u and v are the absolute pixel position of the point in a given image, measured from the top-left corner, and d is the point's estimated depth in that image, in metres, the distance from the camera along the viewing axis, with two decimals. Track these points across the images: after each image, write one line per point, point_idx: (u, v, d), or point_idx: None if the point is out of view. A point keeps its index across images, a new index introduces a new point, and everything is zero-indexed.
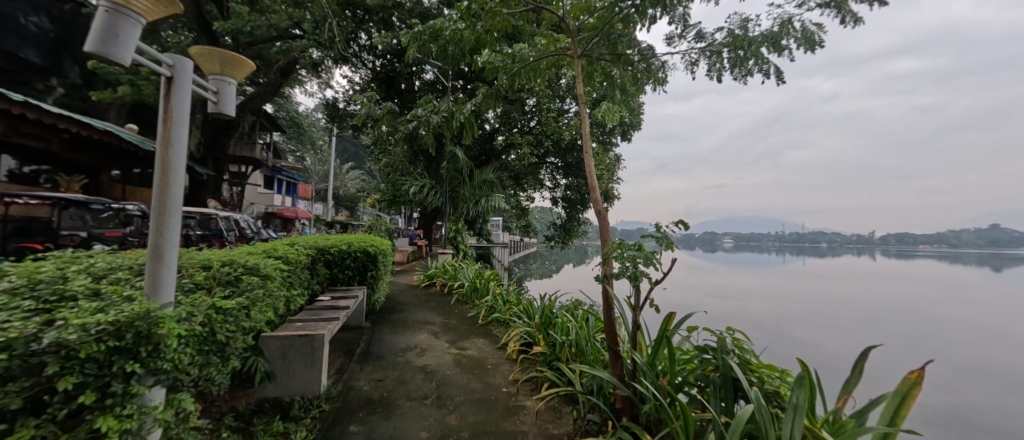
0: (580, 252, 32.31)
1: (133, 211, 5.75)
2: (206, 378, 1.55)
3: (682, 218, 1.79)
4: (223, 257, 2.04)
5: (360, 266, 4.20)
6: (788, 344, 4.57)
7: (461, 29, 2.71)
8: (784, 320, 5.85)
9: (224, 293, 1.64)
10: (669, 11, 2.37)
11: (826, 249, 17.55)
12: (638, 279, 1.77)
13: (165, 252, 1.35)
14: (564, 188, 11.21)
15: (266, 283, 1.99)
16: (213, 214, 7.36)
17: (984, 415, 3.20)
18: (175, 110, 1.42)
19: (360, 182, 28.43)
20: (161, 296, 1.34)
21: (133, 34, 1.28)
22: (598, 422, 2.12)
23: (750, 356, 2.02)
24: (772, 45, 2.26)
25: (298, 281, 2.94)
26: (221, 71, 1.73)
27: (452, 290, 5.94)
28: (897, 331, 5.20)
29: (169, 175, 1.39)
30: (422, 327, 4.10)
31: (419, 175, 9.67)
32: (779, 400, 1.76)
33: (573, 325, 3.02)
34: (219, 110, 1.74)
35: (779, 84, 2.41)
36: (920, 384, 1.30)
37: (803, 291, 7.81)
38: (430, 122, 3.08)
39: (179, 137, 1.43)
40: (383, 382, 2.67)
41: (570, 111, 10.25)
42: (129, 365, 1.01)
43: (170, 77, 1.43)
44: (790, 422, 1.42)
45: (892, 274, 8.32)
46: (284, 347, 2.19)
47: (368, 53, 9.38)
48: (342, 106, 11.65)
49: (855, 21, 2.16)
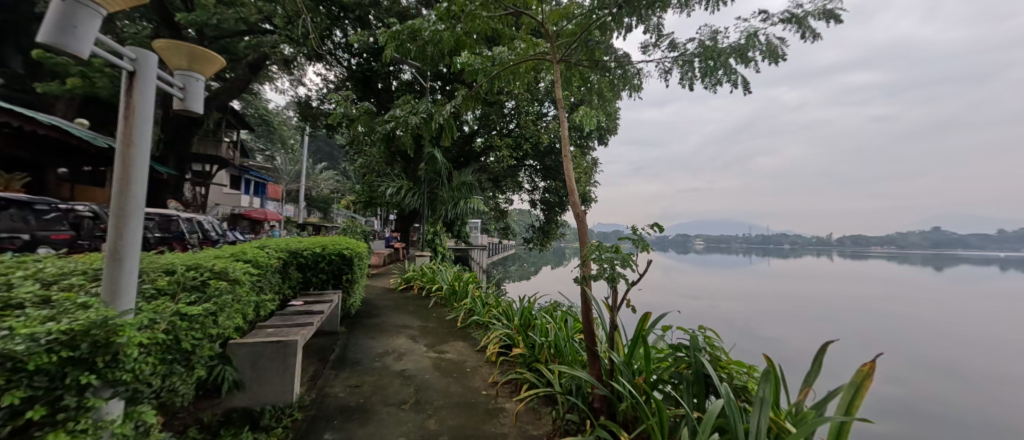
0: (559, 253, 32.61)
1: (84, 212, 5.34)
2: (170, 390, 1.46)
3: (657, 221, 1.84)
4: (189, 261, 1.93)
5: (335, 270, 4.07)
6: (756, 341, 4.82)
7: (440, 30, 2.69)
8: (751, 318, 6.14)
9: (190, 299, 1.56)
10: (644, 20, 2.46)
11: (788, 252, 18.56)
12: (615, 280, 1.81)
13: (125, 256, 1.27)
14: (543, 191, 11.32)
15: (235, 288, 1.90)
16: (173, 215, 6.99)
17: (927, 405, 3.54)
18: (137, 106, 1.34)
19: (334, 183, 27.48)
20: (120, 304, 1.25)
21: (92, 25, 1.19)
22: (576, 422, 2.17)
23: (721, 353, 2.12)
24: (740, 56, 2.39)
25: (268, 285, 2.82)
26: (188, 66, 1.64)
27: (430, 293, 5.88)
28: (854, 330, 5.59)
29: (130, 173, 1.30)
30: (400, 331, 4.02)
31: (397, 176, 9.54)
32: (747, 395, 1.85)
33: (552, 326, 3.06)
34: (185, 107, 1.64)
35: (746, 94, 2.54)
36: (872, 375, 1.39)
37: (770, 290, 8.22)
38: (409, 123, 3.03)
39: (142, 135, 1.35)
40: (360, 388, 2.60)
41: (549, 114, 10.39)
42: (85, 377, 0.95)
43: (132, 71, 1.35)
44: (758, 415, 1.49)
45: (848, 275, 8.92)
46: (254, 354, 2.09)
47: (344, 51, 9.17)
48: (316, 105, 11.32)
49: (814, 36, 2.32)
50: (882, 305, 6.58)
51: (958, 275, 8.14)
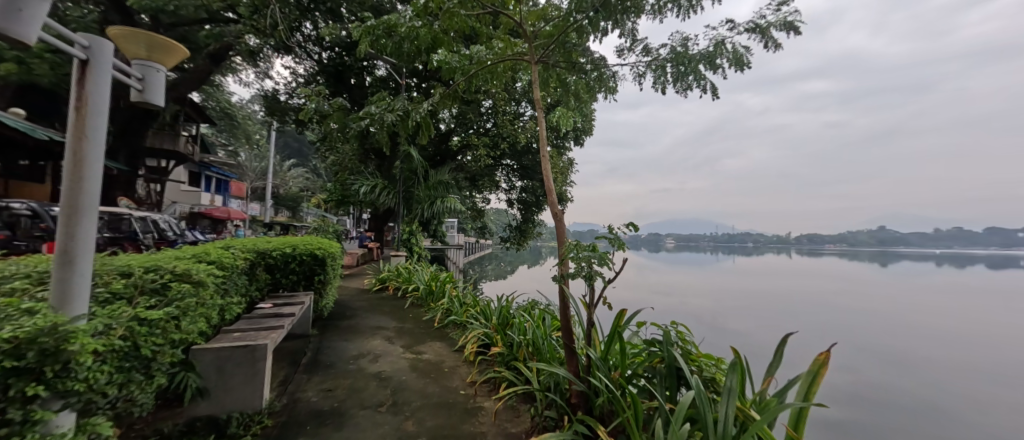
0: (536, 252, 32.88)
1: (21, 210, 4.93)
2: (126, 399, 1.36)
3: (632, 221, 1.89)
4: (146, 262, 1.81)
5: (306, 271, 3.93)
6: (723, 335, 5.07)
7: (417, 26, 2.65)
8: (718, 313, 6.45)
9: (150, 303, 1.47)
10: (619, 25, 2.54)
11: (751, 251, 19.57)
12: (592, 278, 1.85)
13: (77, 258, 1.18)
14: (519, 190, 11.36)
15: (199, 291, 1.80)
16: (125, 214, 6.51)
17: (874, 391, 3.85)
18: (91, 97, 1.25)
19: (303, 181, 26.40)
20: (71, 310, 1.16)
21: (40, 9, 1.10)
22: (555, 418, 2.21)
23: (692, 347, 2.22)
24: (709, 63, 2.51)
25: (234, 287, 2.68)
26: (147, 56, 1.54)
27: (406, 293, 5.77)
28: (811, 322, 5.99)
29: (82, 169, 1.21)
30: (376, 332, 3.94)
31: (370, 174, 9.31)
32: (716, 386, 1.96)
33: (530, 324, 3.10)
34: (145, 99, 1.53)
35: (714, 99, 2.67)
36: (827, 363, 1.49)
37: (734, 286, 8.67)
38: (384, 120, 2.96)
39: (97, 129, 1.26)
40: (334, 392, 2.53)
41: (526, 114, 10.43)
42: (31, 388, 0.87)
43: (84, 59, 1.25)
44: (726, 404, 1.58)
45: (805, 272, 9.50)
46: (219, 360, 1.99)
47: (314, 44, 8.85)
48: (284, 99, 10.84)
49: (775, 46, 2.47)
50: (836, 299, 7.07)
51: (900, 271, 8.87)
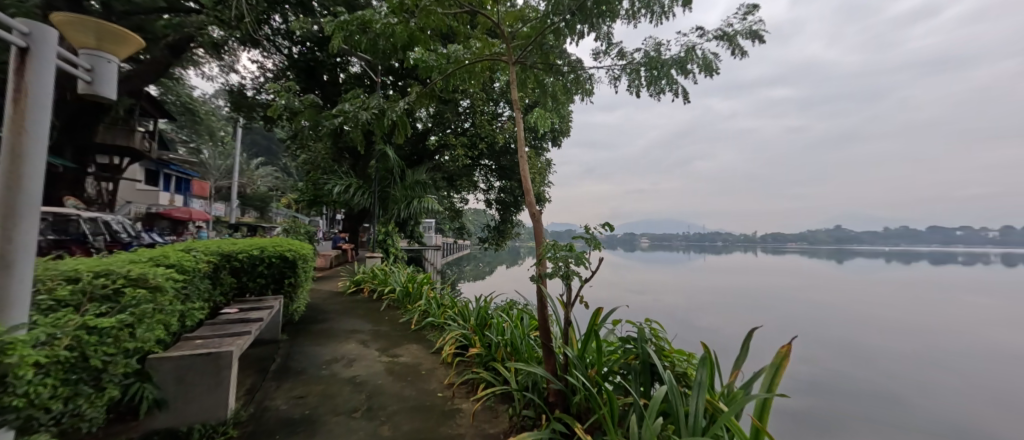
0: (515, 252, 32.92)
1: None
2: (74, 414, 1.27)
3: (607, 220, 1.92)
4: (95, 266, 1.69)
5: (275, 274, 3.77)
6: (695, 331, 5.29)
7: (393, 23, 2.60)
8: (690, 309, 6.70)
9: (100, 310, 1.38)
10: (595, 28, 2.59)
11: (721, 250, 20.35)
12: (569, 277, 1.88)
13: (17, 262, 1.09)
14: (497, 191, 11.33)
15: (156, 296, 1.70)
16: (71, 214, 6.02)
17: (831, 381, 4.13)
18: (32, 89, 1.16)
19: (272, 180, 25.29)
20: (9, 319, 1.07)
21: None
22: (532, 417, 2.23)
23: (665, 343, 2.31)
24: (680, 68, 2.61)
25: (195, 291, 2.54)
26: (97, 45, 1.44)
27: (381, 295, 5.64)
28: (775, 317, 6.35)
29: (20, 165, 1.12)
30: (350, 336, 3.83)
31: (344, 173, 9.04)
32: (687, 380, 2.04)
33: (508, 325, 3.11)
34: (94, 91, 1.44)
35: (685, 102, 2.78)
36: (788, 355, 1.58)
37: (705, 284, 9.02)
38: (358, 119, 2.88)
39: (39, 122, 1.17)
40: (305, 399, 2.45)
41: (504, 114, 10.42)
42: None
43: (24, 47, 1.16)
44: (696, 397, 1.65)
45: (769, 269, 10.00)
46: (179, 369, 1.88)
47: (284, 38, 8.52)
48: (251, 94, 10.34)
49: (741, 53, 2.59)
50: (798, 294, 7.49)
51: (854, 268, 9.49)
